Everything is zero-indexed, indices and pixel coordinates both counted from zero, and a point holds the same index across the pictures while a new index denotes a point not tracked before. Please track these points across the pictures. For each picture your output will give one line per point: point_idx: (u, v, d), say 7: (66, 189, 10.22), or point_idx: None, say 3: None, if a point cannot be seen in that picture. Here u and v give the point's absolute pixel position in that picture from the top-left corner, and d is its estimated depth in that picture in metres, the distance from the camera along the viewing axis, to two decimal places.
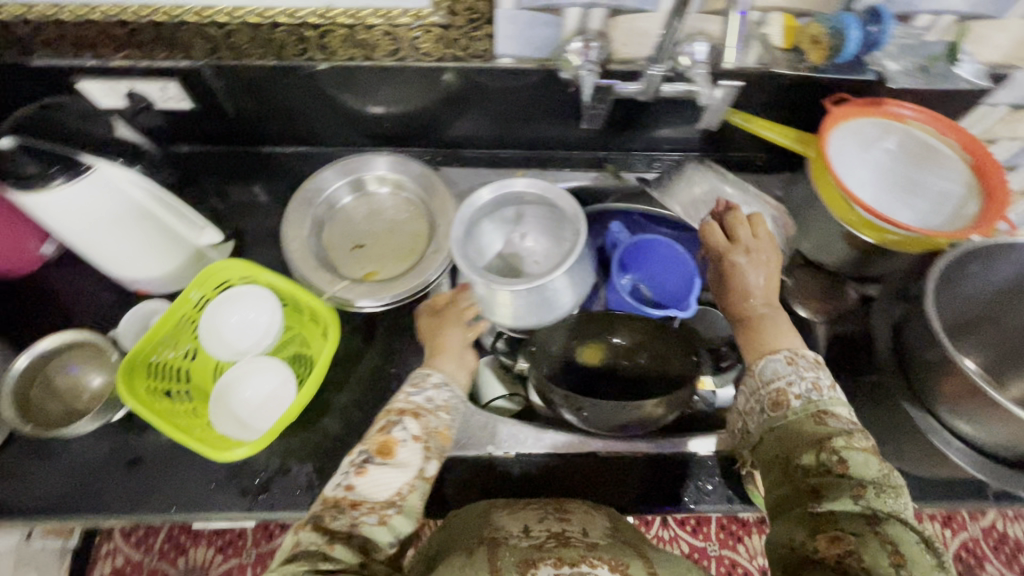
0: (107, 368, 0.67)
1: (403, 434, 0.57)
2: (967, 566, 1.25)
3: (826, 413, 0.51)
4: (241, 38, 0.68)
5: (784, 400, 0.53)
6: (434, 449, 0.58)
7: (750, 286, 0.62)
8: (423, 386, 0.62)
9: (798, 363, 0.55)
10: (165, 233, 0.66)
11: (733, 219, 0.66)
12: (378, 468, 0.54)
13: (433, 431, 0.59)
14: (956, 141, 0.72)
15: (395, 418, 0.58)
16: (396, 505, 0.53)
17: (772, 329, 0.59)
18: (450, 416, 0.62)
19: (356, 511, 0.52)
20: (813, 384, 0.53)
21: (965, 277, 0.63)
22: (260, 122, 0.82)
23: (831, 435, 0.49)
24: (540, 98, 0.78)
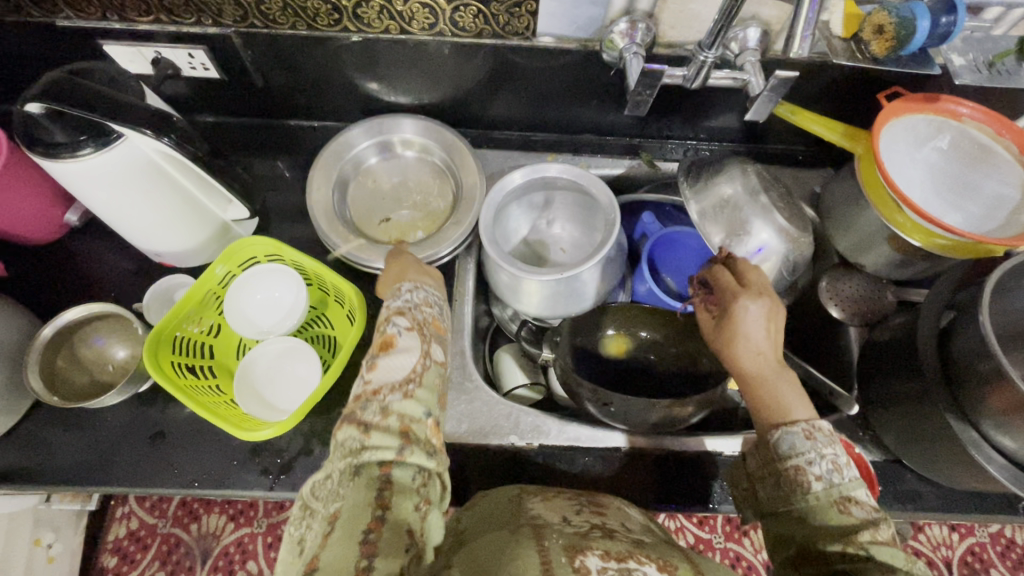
0: (132, 342, 0.67)
1: (395, 327, 0.52)
2: (973, 571, 1.25)
3: (850, 500, 0.45)
4: (272, 6, 0.65)
5: (802, 479, 0.47)
6: (433, 335, 0.53)
7: (761, 342, 0.53)
8: (399, 292, 0.56)
9: (817, 437, 0.47)
10: (190, 206, 0.64)
11: (744, 263, 0.58)
12: (386, 360, 0.49)
13: (425, 321, 0.54)
14: (1012, 143, 0.69)
15: (389, 316, 0.53)
16: (416, 382, 0.49)
17: (788, 398, 0.51)
18: (440, 310, 0.56)
19: (381, 397, 0.47)
20: (834, 464, 0.46)
21: (1018, 287, 0.61)
22: (287, 94, 0.80)
23: (857, 526, 0.44)
24: (578, 80, 0.75)
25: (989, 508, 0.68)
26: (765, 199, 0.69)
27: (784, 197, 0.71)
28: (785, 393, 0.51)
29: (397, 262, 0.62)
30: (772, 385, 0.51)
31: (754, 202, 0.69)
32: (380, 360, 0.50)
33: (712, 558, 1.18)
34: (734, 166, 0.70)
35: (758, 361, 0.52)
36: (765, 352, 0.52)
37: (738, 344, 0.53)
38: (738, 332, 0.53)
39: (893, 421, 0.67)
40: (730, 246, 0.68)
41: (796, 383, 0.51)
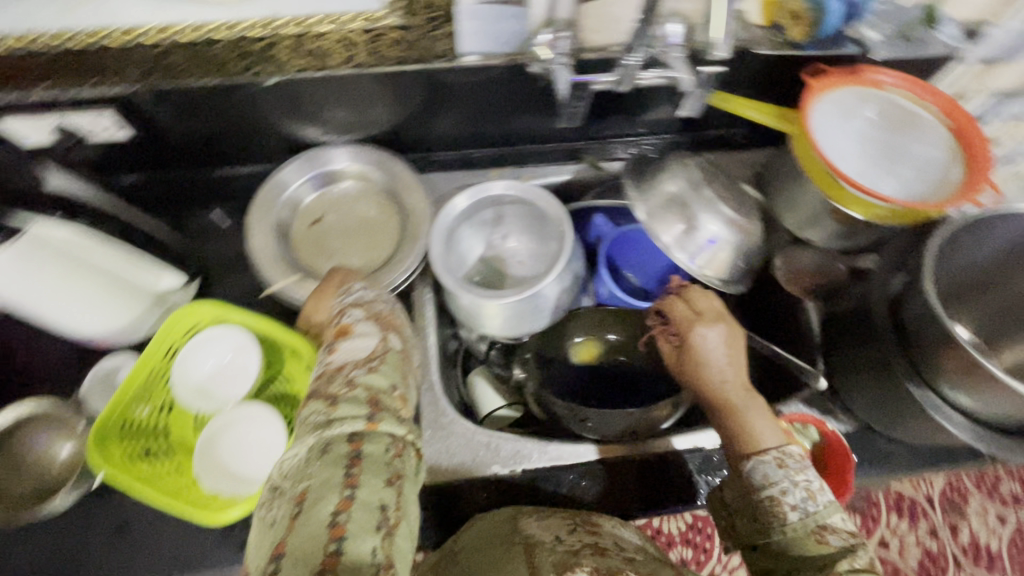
0: (74, 436, 0.61)
1: (351, 317, 0.52)
2: (952, 504, 1.33)
3: (826, 529, 0.46)
4: (178, 58, 0.63)
5: (779, 511, 0.48)
6: (389, 324, 0.52)
7: (723, 369, 0.57)
8: (350, 290, 0.56)
9: (788, 464, 0.50)
10: (116, 287, 0.62)
11: (694, 293, 0.64)
12: (345, 343, 0.49)
13: (383, 313, 0.54)
14: (936, 105, 0.71)
15: (347, 309, 0.53)
16: (377, 359, 0.48)
17: (755, 421, 0.53)
18: (396, 303, 0.56)
19: (345, 373, 0.46)
20: (807, 491, 0.48)
21: (955, 249, 0.63)
22: (210, 144, 0.75)
23: (836, 555, 0.44)
24: (511, 93, 0.74)
25: (958, 459, 0.71)
26: (708, 192, 0.69)
27: (728, 186, 0.72)
28: (754, 418, 0.53)
29: (337, 278, 0.62)
30: (740, 411, 0.54)
31: (698, 195, 0.69)
32: (340, 345, 0.50)
33: (712, 536, 1.20)
34: (674, 163, 0.71)
35: (723, 387, 0.56)
36: (728, 378, 0.57)
37: (702, 372, 0.58)
38: (701, 361, 0.58)
39: (859, 391, 0.68)
40: (681, 244, 0.68)
41: (765, 409, 0.54)
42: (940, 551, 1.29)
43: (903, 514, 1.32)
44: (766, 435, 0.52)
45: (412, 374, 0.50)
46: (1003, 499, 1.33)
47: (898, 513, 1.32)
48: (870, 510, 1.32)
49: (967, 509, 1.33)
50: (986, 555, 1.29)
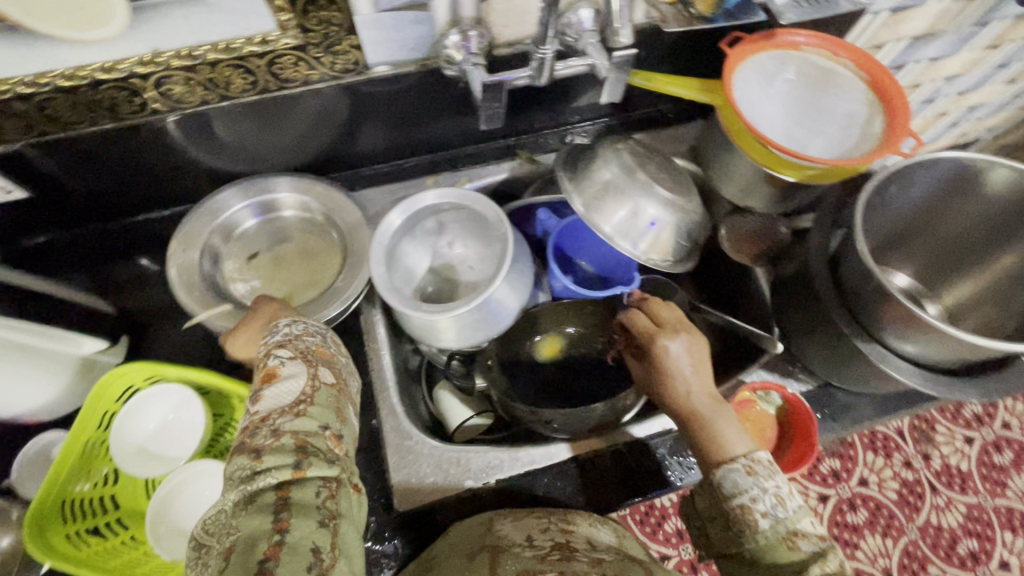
0: (12, 526, 0.57)
1: (275, 360, 0.50)
2: (921, 433, 1.40)
3: (797, 535, 0.46)
4: (59, 106, 0.57)
5: (750, 518, 0.48)
6: (317, 360, 0.52)
7: (690, 379, 0.57)
8: (274, 330, 0.54)
9: (757, 471, 0.50)
10: (31, 357, 0.57)
11: (656, 305, 0.63)
12: (270, 389, 0.48)
13: (310, 350, 0.53)
14: (850, 60, 0.73)
15: (270, 350, 0.52)
16: (306, 403, 0.48)
17: (723, 430, 0.53)
18: (323, 336, 0.55)
19: (271, 421, 0.46)
20: (777, 498, 0.48)
21: (885, 201, 0.64)
22: (119, 192, 0.71)
23: (808, 561, 0.45)
24: (430, 98, 0.71)
25: (915, 400, 0.73)
26: (643, 175, 0.68)
27: (661, 166, 0.71)
28: (721, 428, 0.54)
29: (264, 313, 0.60)
30: (709, 421, 0.54)
31: (633, 181, 0.68)
32: (266, 391, 0.48)
33: None
34: (605, 150, 0.70)
35: (691, 398, 0.56)
36: (695, 388, 0.56)
37: (669, 382, 0.57)
38: (667, 372, 0.57)
39: (813, 351, 0.69)
40: (622, 234, 0.68)
41: (732, 417, 0.54)
42: (916, 480, 1.35)
43: (878, 450, 1.37)
44: (732, 444, 0.53)
45: (346, 407, 0.51)
46: (966, 421, 1.41)
47: (873, 450, 1.37)
48: (847, 451, 1.37)
49: (936, 435, 1.40)
50: (958, 476, 1.36)
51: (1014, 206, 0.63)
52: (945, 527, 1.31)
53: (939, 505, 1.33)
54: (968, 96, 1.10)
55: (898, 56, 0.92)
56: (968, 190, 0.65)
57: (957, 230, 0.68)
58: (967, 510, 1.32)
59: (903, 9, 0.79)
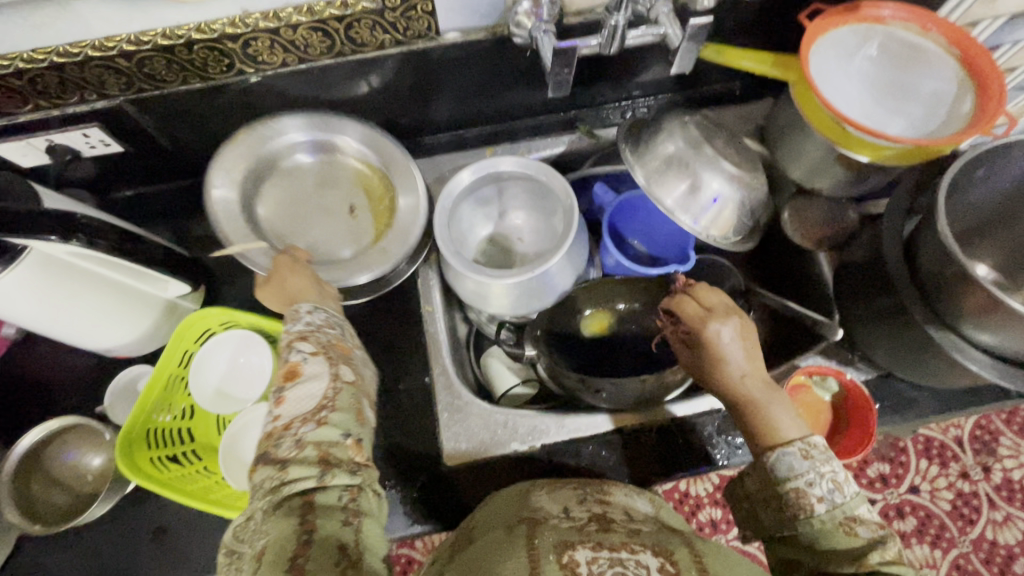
0: (105, 446, 0.64)
1: (297, 357, 0.52)
2: (983, 443, 1.32)
3: (855, 520, 0.46)
4: (156, 66, 0.61)
5: (806, 502, 0.48)
6: (337, 356, 0.54)
7: (743, 365, 0.54)
8: (298, 316, 0.56)
9: (813, 455, 0.49)
10: (125, 298, 0.62)
11: (699, 287, 0.60)
12: (292, 391, 0.50)
13: (330, 344, 0.54)
14: (941, 35, 0.68)
15: (289, 343, 0.53)
16: (328, 407, 0.49)
17: (778, 416, 0.52)
18: (341, 330, 0.57)
19: (294, 430, 0.48)
20: (834, 482, 0.48)
21: (970, 184, 0.60)
22: (203, 149, 0.75)
23: (866, 549, 0.45)
24: (497, 67, 0.72)
25: (982, 399, 0.70)
26: (709, 150, 0.67)
27: (728, 141, 0.69)
28: (777, 415, 0.52)
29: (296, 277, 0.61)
30: (766, 407, 0.52)
31: (699, 155, 0.67)
32: (288, 392, 0.50)
33: None
34: (670, 123, 0.69)
35: (744, 385, 0.53)
36: (749, 375, 0.54)
37: (721, 369, 0.54)
38: (720, 359, 0.54)
39: (876, 339, 0.67)
40: (684, 208, 0.67)
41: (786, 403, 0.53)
42: (973, 491, 1.28)
43: (933, 458, 1.31)
44: (789, 430, 0.51)
45: (366, 404, 0.53)
46: None
47: (928, 457, 1.31)
48: (898, 456, 1.31)
49: (1000, 447, 1.31)
50: (1021, 492, 1.28)
51: None
52: (1000, 543, 1.25)
53: (996, 520, 1.26)
54: None
55: (993, 36, 0.86)
56: None
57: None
58: None
59: None
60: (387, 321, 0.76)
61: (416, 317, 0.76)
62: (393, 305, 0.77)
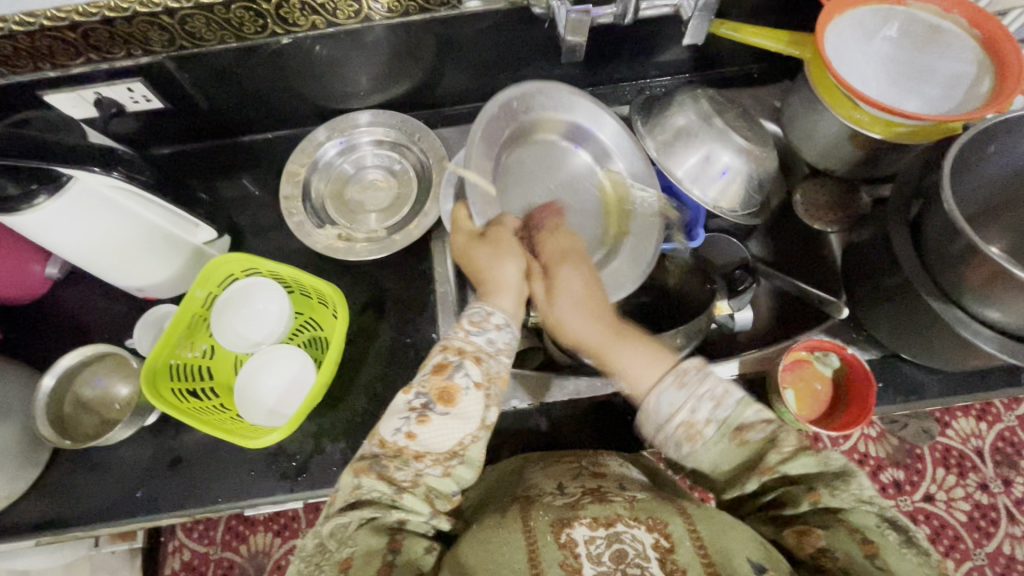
0: (131, 376, 0.70)
1: (464, 379, 0.49)
2: (1005, 456, 1.25)
3: (743, 429, 0.46)
4: (197, 23, 0.65)
5: (695, 433, 0.47)
6: (495, 397, 0.50)
7: (571, 312, 0.61)
8: (484, 326, 0.54)
9: (688, 381, 0.49)
10: (161, 238, 0.67)
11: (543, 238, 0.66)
12: (440, 418, 0.48)
13: (495, 376, 0.51)
14: (962, 17, 0.67)
15: (455, 357, 0.50)
16: (459, 456, 0.48)
17: (626, 355, 0.55)
18: (510, 361, 0.53)
19: (421, 464, 0.46)
20: (715, 400, 0.47)
21: (979, 160, 0.60)
22: (235, 109, 0.80)
23: (759, 451, 0.45)
24: (515, 38, 0.74)
25: (991, 385, 0.69)
26: (719, 123, 0.68)
27: (739, 116, 0.70)
28: (630, 357, 0.55)
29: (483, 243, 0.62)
30: (608, 351, 0.57)
31: (709, 127, 0.68)
32: (434, 412, 0.48)
33: None
34: (683, 96, 0.70)
35: (602, 328, 0.59)
36: (585, 326, 0.60)
37: (563, 332, 0.62)
38: (561, 316, 0.62)
39: (884, 318, 0.66)
40: (693, 180, 0.68)
41: (636, 347, 0.56)
42: (992, 504, 1.23)
43: (951, 467, 1.25)
44: (647, 367, 0.53)
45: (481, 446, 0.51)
46: None
47: (945, 466, 1.25)
48: (914, 464, 1.25)
49: None
50: None
51: None
52: (1018, 558, 1.19)
53: (1014, 535, 1.21)
54: None
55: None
56: None
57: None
58: None
59: None
60: (398, 279, 0.78)
61: (425, 278, 0.78)
62: (405, 264, 0.79)
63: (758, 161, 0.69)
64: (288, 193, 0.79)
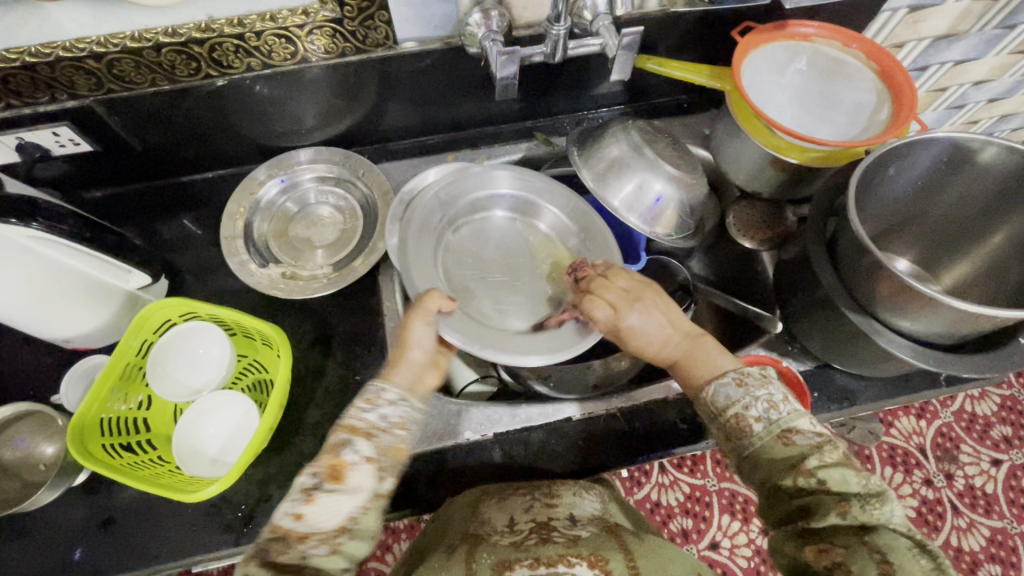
0: (57, 435, 0.66)
1: (353, 456, 0.48)
2: (945, 451, 1.32)
3: (792, 432, 0.47)
4: (125, 67, 0.64)
5: (745, 425, 0.50)
6: (388, 467, 0.50)
7: (653, 329, 0.58)
8: (377, 403, 0.52)
9: (748, 382, 0.52)
10: (88, 285, 0.64)
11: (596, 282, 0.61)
12: (328, 496, 0.46)
13: (386, 450, 0.50)
14: (861, 51, 0.74)
15: (348, 436, 0.49)
16: (348, 531, 0.46)
17: (702, 356, 0.57)
18: (410, 433, 0.53)
19: (307, 544, 0.44)
20: (768, 403, 0.49)
21: (882, 182, 0.65)
22: (171, 151, 0.78)
23: (802, 455, 0.46)
24: (454, 76, 0.76)
25: (915, 387, 0.74)
26: (649, 153, 0.71)
27: (669, 146, 0.74)
28: (706, 353, 0.57)
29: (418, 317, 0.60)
30: (691, 355, 0.57)
31: (640, 157, 0.71)
32: (320, 492, 0.46)
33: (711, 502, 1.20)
34: (616, 128, 0.73)
35: (681, 346, 0.58)
36: (662, 340, 0.58)
37: (637, 343, 0.59)
38: (635, 331, 0.59)
39: (813, 330, 0.70)
40: (628, 208, 0.71)
41: (714, 344, 0.58)
42: (937, 498, 1.28)
43: (897, 465, 1.31)
44: (715, 368, 0.55)
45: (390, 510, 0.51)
46: (995, 442, 1.33)
47: (892, 465, 1.30)
48: (863, 464, 1.30)
49: (961, 454, 1.33)
50: (983, 499, 1.28)
51: (1016, 175, 0.63)
52: (965, 549, 1.24)
53: (960, 527, 1.26)
54: (997, 104, 1.15)
55: (919, 57, 0.93)
56: (964, 168, 0.65)
57: (953, 210, 0.70)
58: (991, 533, 1.25)
59: (921, 7, 0.82)
60: (346, 316, 0.77)
61: (374, 313, 0.77)
62: (354, 299, 0.78)
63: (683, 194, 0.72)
64: (229, 233, 0.77)
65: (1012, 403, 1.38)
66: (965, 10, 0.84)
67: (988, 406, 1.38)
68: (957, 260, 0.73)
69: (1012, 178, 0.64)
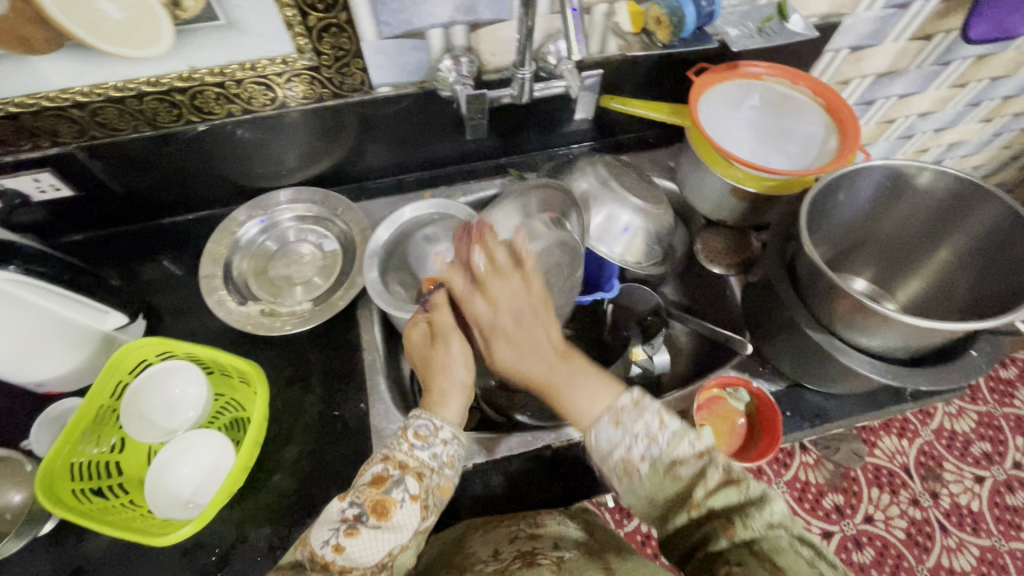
0: (26, 481, 0.64)
1: (401, 493, 0.48)
2: (928, 470, 1.33)
3: (675, 463, 0.46)
4: (109, 114, 0.67)
5: (630, 468, 0.47)
6: (434, 504, 0.51)
7: (513, 312, 0.56)
8: (431, 440, 0.52)
9: (623, 420, 0.49)
10: (60, 326, 0.64)
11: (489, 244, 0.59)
12: (372, 531, 0.46)
13: (434, 487, 0.51)
14: (808, 88, 0.79)
15: (395, 470, 0.50)
16: (387, 567, 0.46)
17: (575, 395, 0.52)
18: (455, 470, 0.53)
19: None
20: (647, 437, 0.47)
21: (833, 206, 0.69)
22: (152, 194, 0.80)
23: (687, 486, 0.45)
24: (428, 118, 0.80)
25: (884, 403, 0.76)
26: (616, 186, 0.75)
27: (634, 179, 0.78)
28: (579, 391, 0.52)
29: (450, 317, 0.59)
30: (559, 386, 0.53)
31: (608, 191, 0.75)
32: (363, 526, 0.46)
33: None
34: (583, 164, 0.78)
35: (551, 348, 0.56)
36: (536, 333, 0.56)
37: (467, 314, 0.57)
38: (482, 293, 0.57)
39: (781, 351, 0.73)
40: (601, 238, 0.74)
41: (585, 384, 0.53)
42: (925, 518, 1.28)
43: (884, 486, 1.31)
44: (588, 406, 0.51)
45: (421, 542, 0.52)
46: (977, 459, 1.35)
47: (878, 486, 1.30)
48: (850, 486, 1.31)
49: (945, 473, 1.33)
50: (969, 517, 1.28)
51: (951, 201, 0.68)
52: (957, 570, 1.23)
53: (950, 547, 1.25)
54: (943, 133, 1.23)
55: (865, 92, 1.00)
56: (906, 194, 0.70)
57: (899, 231, 0.74)
58: (980, 553, 1.25)
59: (862, 47, 0.88)
60: (325, 352, 0.77)
61: (353, 348, 0.78)
62: (333, 335, 0.79)
63: (644, 218, 0.74)
64: (208, 273, 0.78)
65: (989, 419, 1.41)
66: (902, 49, 0.91)
67: (966, 423, 1.41)
68: (911, 278, 0.78)
69: (949, 203, 0.68)
